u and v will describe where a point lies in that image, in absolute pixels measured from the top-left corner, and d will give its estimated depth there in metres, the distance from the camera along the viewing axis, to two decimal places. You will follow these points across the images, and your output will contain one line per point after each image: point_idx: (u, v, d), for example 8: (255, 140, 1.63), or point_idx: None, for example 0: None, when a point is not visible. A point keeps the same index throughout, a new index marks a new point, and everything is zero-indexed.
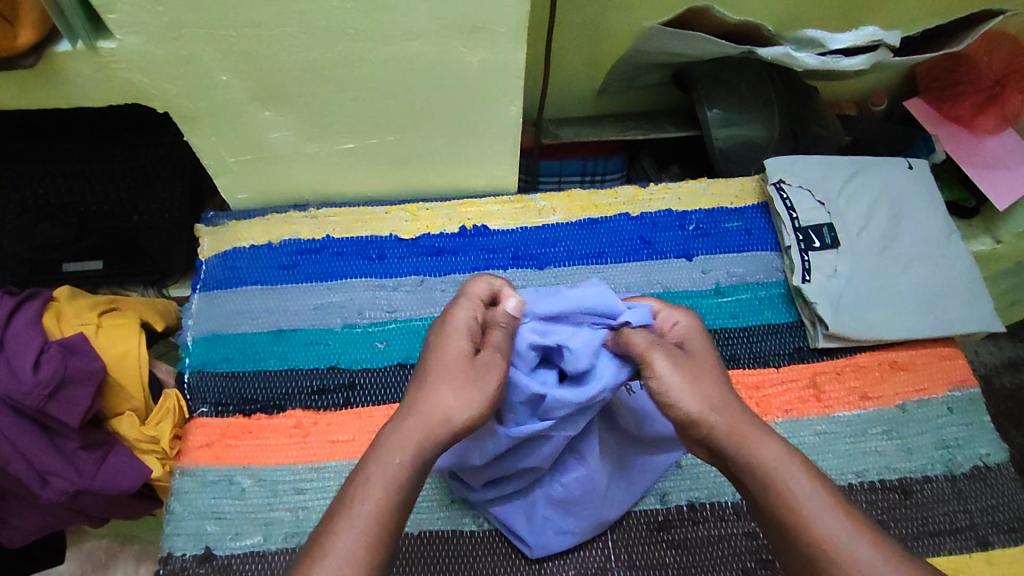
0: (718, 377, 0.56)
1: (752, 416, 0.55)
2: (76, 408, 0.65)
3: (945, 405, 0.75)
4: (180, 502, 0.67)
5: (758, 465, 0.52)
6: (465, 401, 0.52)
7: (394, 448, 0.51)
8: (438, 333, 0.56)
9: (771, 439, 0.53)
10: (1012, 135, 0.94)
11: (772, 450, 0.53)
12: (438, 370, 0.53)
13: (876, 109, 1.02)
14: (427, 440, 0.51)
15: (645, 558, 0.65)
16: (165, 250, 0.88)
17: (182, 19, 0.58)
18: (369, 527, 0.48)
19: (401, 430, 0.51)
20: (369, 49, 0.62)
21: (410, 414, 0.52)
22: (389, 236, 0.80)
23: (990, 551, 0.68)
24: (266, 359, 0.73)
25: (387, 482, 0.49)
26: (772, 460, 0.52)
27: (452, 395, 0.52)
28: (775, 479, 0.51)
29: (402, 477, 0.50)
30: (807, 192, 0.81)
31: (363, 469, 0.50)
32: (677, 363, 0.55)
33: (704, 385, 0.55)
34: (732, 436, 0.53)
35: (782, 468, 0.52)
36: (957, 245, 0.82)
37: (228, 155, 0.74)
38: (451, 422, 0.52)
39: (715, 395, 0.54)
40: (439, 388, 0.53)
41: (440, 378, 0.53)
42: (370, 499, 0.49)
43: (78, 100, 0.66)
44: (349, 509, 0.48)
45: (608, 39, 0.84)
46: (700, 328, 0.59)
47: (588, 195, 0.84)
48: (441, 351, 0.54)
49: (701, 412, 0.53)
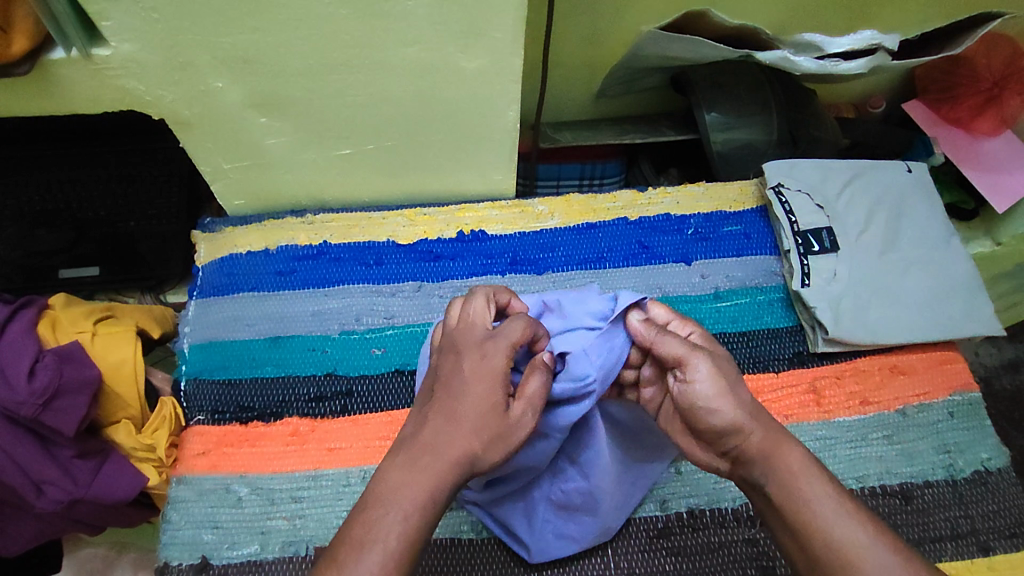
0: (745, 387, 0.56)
1: (777, 426, 0.54)
2: (71, 417, 0.65)
3: (945, 409, 0.74)
4: (176, 511, 0.67)
5: (782, 474, 0.51)
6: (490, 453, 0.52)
7: None
8: (472, 369, 0.54)
9: (794, 446, 0.53)
10: (1012, 137, 0.94)
11: (796, 458, 0.52)
12: (467, 415, 0.52)
13: (875, 111, 1.00)
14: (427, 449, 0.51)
15: (645, 565, 0.65)
16: (162, 257, 0.87)
17: (177, 26, 0.57)
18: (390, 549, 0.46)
19: (422, 464, 0.50)
20: (365, 55, 0.62)
21: (431, 453, 0.50)
22: (386, 241, 0.80)
23: (991, 557, 0.67)
24: (263, 366, 0.73)
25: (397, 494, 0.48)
26: (795, 466, 0.51)
27: (481, 444, 0.51)
28: (796, 484, 0.50)
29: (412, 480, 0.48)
30: (806, 196, 0.81)
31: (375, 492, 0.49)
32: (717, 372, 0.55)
33: (740, 391, 0.55)
34: (762, 446, 0.52)
35: (799, 477, 0.51)
36: (957, 248, 0.82)
37: (224, 162, 0.74)
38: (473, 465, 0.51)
39: (751, 403, 0.54)
40: (468, 434, 0.51)
41: (468, 423, 0.52)
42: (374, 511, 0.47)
43: (73, 107, 0.66)
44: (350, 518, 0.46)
45: (606, 43, 0.84)
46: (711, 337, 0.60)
47: (586, 200, 0.84)
48: (472, 392, 0.53)
49: (740, 418, 0.53)
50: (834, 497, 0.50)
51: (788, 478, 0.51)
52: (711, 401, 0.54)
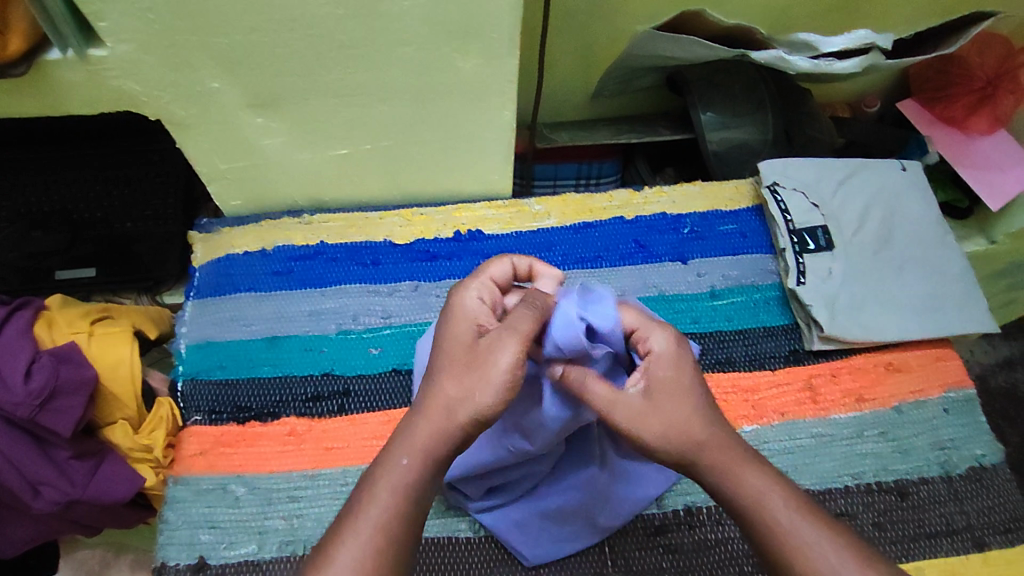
0: (692, 402, 0.52)
1: (739, 444, 0.52)
2: (69, 417, 0.65)
3: (941, 406, 0.75)
4: (173, 511, 0.67)
5: (739, 499, 0.50)
6: (467, 391, 0.49)
7: (404, 449, 0.49)
8: (444, 321, 0.54)
9: (753, 466, 0.51)
10: (1005, 137, 0.94)
11: (755, 479, 0.51)
12: (442, 360, 0.52)
13: (869, 111, 1.02)
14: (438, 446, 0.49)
15: (641, 563, 0.65)
16: (159, 258, 0.88)
17: (173, 26, 0.57)
18: (375, 529, 0.46)
19: (412, 435, 0.49)
20: (360, 55, 0.62)
21: (415, 413, 0.51)
22: (384, 241, 0.80)
23: (986, 553, 0.68)
24: (260, 366, 0.73)
25: (394, 479, 0.48)
26: (752, 491, 0.50)
27: (455, 386, 0.50)
28: (755, 509, 0.50)
29: (415, 481, 0.48)
30: (802, 194, 0.81)
31: (372, 474, 0.49)
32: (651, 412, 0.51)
33: (691, 427, 0.51)
34: (716, 469, 0.51)
35: (760, 500, 0.50)
36: (950, 247, 0.82)
37: (221, 162, 0.74)
38: (456, 420, 0.49)
39: (697, 432, 0.51)
40: (443, 379, 0.50)
41: (445, 370, 0.51)
42: (377, 503, 0.47)
43: (69, 108, 0.66)
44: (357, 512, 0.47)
45: (602, 43, 0.84)
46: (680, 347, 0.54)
47: (583, 199, 0.84)
48: (445, 341, 0.52)
49: (687, 451, 0.51)
50: (798, 518, 0.49)
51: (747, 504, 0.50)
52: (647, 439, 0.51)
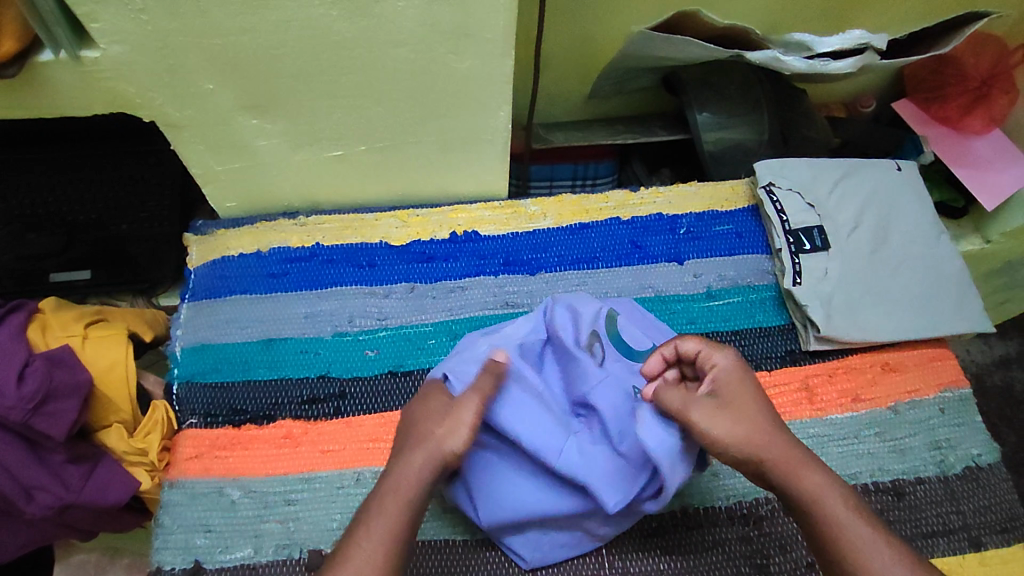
0: (757, 407, 0.57)
1: (801, 447, 0.57)
2: (62, 421, 0.65)
3: (937, 405, 0.75)
4: (168, 515, 0.66)
5: (799, 496, 0.54)
6: (452, 430, 0.55)
7: (401, 477, 0.54)
8: (415, 400, 0.60)
9: (813, 468, 0.55)
10: (1000, 136, 0.95)
11: (814, 480, 0.55)
12: (422, 420, 0.57)
13: (865, 111, 1.03)
14: (426, 467, 0.54)
15: (639, 565, 0.65)
16: (155, 260, 0.87)
17: (166, 28, 0.57)
18: (382, 544, 0.51)
19: (404, 467, 0.54)
20: (355, 57, 0.62)
21: (405, 455, 0.55)
22: (380, 243, 0.80)
23: (983, 552, 0.68)
24: (255, 369, 0.73)
25: (396, 501, 0.53)
26: (813, 489, 0.54)
27: (441, 428, 0.55)
28: (815, 507, 0.54)
29: (413, 500, 0.53)
30: (797, 195, 0.81)
31: (375, 497, 0.53)
32: (716, 413, 0.56)
33: (761, 425, 0.57)
34: (779, 469, 0.55)
35: (820, 499, 0.54)
36: (945, 246, 0.83)
37: (216, 164, 0.73)
38: (445, 452, 0.54)
39: (762, 432, 0.56)
40: (428, 429, 0.56)
41: (426, 420, 0.57)
42: (385, 516, 0.52)
43: (62, 110, 0.65)
44: (365, 523, 0.52)
45: (597, 42, 0.84)
46: (742, 364, 0.60)
47: (579, 200, 0.84)
48: (418, 406, 0.59)
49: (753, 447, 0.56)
50: (855, 519, 0.53)
51: (807, 501, 0.54)
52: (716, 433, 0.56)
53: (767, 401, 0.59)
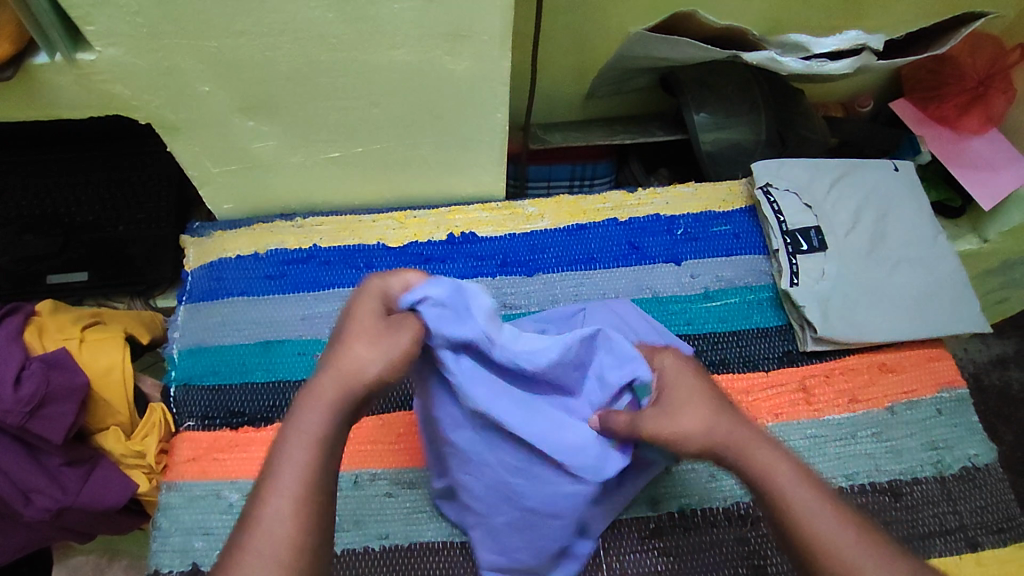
0: (703, 402, 0.55)
1: (755, 426, 0.55)
2: (59, 424, 0.65)
3: (934, 406, 0.75)
4: (166, 518, 0.66)
5: (749, 474, 0.52)
6: (375, 357, 0.50)
7: (314, 407, 0.48)
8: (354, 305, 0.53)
9: (764, 444, 0.53)
10: (997, 137, 0.95)
11: (765, 455, 0.52)
12: (349, 331, 0.51)
13: (862, 110, 1.02)
14: (344, 396, 0.49)
15: (635, 566, 0.65)
16: (152, 261, 0.87)
17: (161, 30, 0.57)
18: (298, 487, 0.46)
19: (314, 394, 0.49)
20: (351, 59, 0.62)
21: (319, 380, 0.49)
22: (377, 245, 0.80)
23: (979, 552, 0.68)
24: (253, 371, 0.73)
25: (309, 438, 0.47)
26: (763, 464, 0.52)
27: (365, 350, 0.50)
28: (766, 486, 0.51)
29: (326, 437, 0.48)
30: (795, 195, 0.81)
31: (285, 433, 0.48)
32: (657, 415, 0.54)
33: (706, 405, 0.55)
34: (728, 446, 0.53)
35: (771, 476, 0.51)
36: (942, 246, 0.83)
37: (213, 166, 0.73)
38: (362, 379, 0.49)
39: (704, 416, 0.54)
40: (350, 346, 0.50)
41: (348, 335, 0.51)
42: (297, 458, 0.46)
43: (57, 113, 0.65)
44: (276, 470, 0.46)
45: (595, 43, 0.84)
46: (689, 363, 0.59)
47: (577, 200, 0.84)
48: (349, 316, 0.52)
49: (699, 424, 0.54)
50: (807, 491, 0.50)
51: (762, 479, 0.51)
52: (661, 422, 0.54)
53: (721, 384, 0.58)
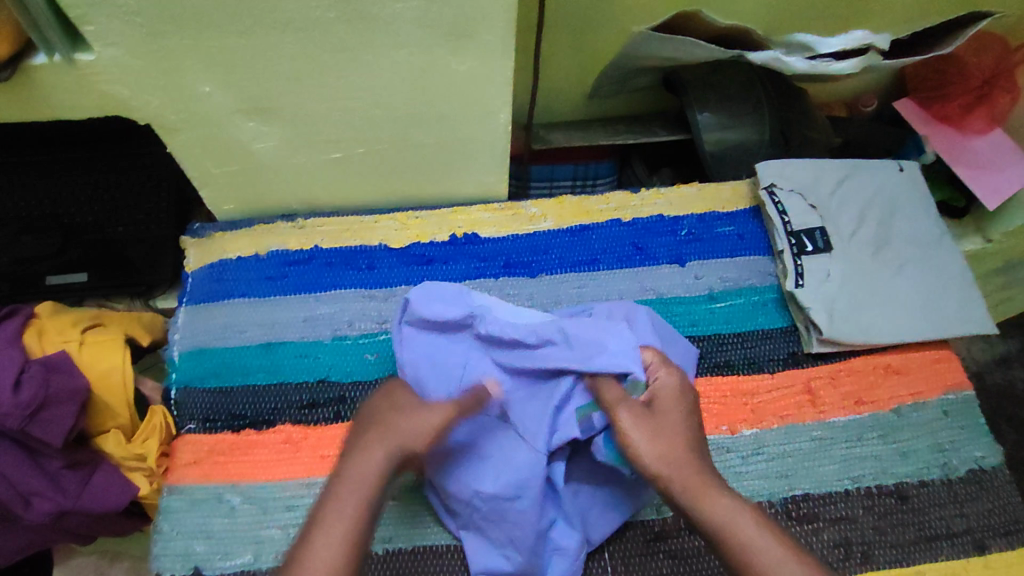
0: (677, 431, 0.57)
1: (715, 475, 0.56)
2: (59, 427, 0.64)
3: (940, 408, 0.74)
4: (168, 522, 0.66)
5: (707, 522, 0.52)
6: (416, 429, 0.55)
7: (358, 474, 0.52)
8: (380, 394, 0.59)
9: (723, 494, 0.54)
10: (1000, 136, 0.94)
11: (724, 505, 0.53)
12: (387, 410, 0.57)
13: (865, 110, 1.01)
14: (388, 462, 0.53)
15: (640, 569, 0.65)
16: (151, 262, 0.87)
17: (162, 30, 0.56)
18: (341, 544, 0.49)
19: (362, 460, 0.53)
20: (354, 59, 0.62)
21: (362, 450, 0.54)
22: (379, 246, 0.79)
23: (986, 555, 0.68)
24: (254, 373, 0.72)
25: (352, 504, 0.51)
26: (723, 514, 0.52)
27: (405, 425, 0.55)
28: (726, 534, 0.52)
29: (368, 502, 0.51)
30: (800, 196, 0.81)
31: (328, 496, 0.52)
32: (636, 424, 0.57)
33: (673, 441, 0.56)
34: (687, 491, 0.54)
35: (732, 526, 0.52)
36: (948, 247, 0.82)
37: (214, 167, 0.73)
38: (404, 446, 0.54)
39: (672, 453, 0.55)
40: (393, 422, 0.56)
41: (388, 414, 0.56)
42: (340, 520, 0.50)
43: (56, 113, 0.64)
44: (319, 528, 0.49)
45: (597, 42, 0.84)
46: (682, 385, 0.61)
47: (580, 201, 0.84)
48: (382, 402, 0.58)
49: (659, 464, 0.55)
50: (767, 541, 0.51)
51: (711, 528, 0.52)
52: (631, 444, 0.56)
53: (696, 423, 0.59)
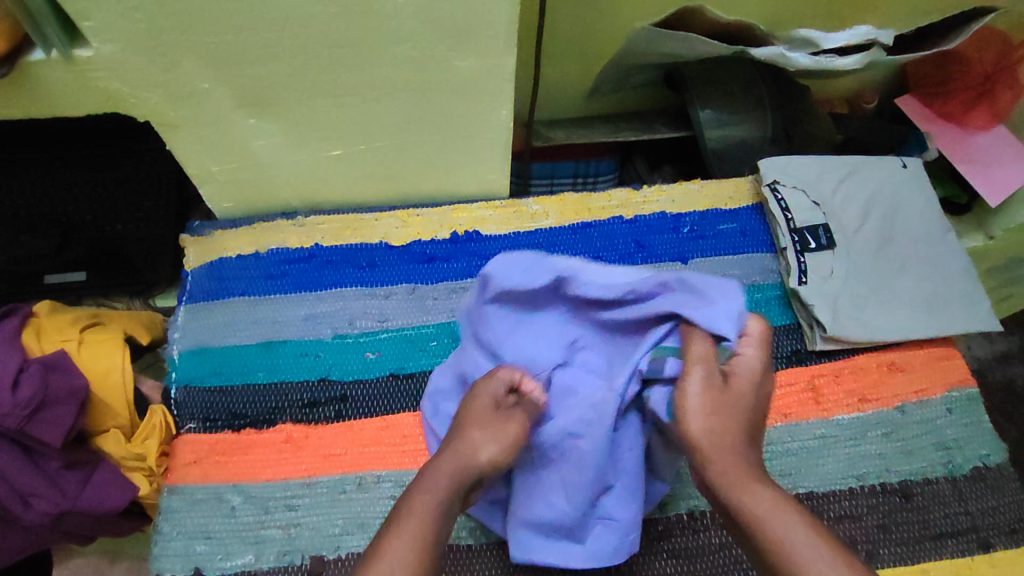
0: (745, 414, 0.56)
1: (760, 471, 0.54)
2: (59, 427, 0.63)
3: (944, 405, 0.74)
4: (167, 522, 0.65)
5: (743, 511, 0.51)
6: (495, 445, 0.56)
7: (429, 486, 0.53)
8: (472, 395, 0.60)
9: (764, 487, 0.52)
10: (1003, 131, 0.93)
11: (763, 497, 0.51)
12: (472, 418, 0.58)
13: (867, 107, 1.02)
14: (459, 477, 0.54)
15: (644, 569, 0.64)
16: (151, 261, 0.87)
17: (160, 26, 0.56)
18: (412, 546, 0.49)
19: (435, 472, 0.54)
20: (354, 55, 0.61)
21: (438, 463, 0.55)
22: (380, 244, 0.78)
23: (991, 553, 0.67)
24: (254, 372, 0.72)
25: (423, 509, 0.51)
26: (762, 506, 0.50)
27: (484, 439, 0.56)
28: (761, 524, 0.50)
29: (436, 511, 0.52)
30: (802, 192, 0.80)
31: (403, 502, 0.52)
32: (704, 390, 0.55)
33: (727, 418, 0.55)
34: (725, 475, 0.53)
35: (769, 518, 0.50)
36: (952, 243, 0.82)
37: (213, 164, 0.72)
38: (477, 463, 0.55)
39: (724, 430, 0.54)
40: (472, 433, 0.57)
41: (470, 426, 0.58)
42: (410, 524, 0.50)
43: (53, 110, 0.64)
44: (392, 531, 0.50)
45: (599, 38, 0.83)
46: (765, 368, 0.58)
47: (582, 199, 0.83)
48: (468, 407, 0.59)
49: (705, 439, 0.54)
50: (807, 537, 0.48)
51: (745, 517, 0.51)
52: (687, 409, 0.55)
53: (759, 411, 0.57)
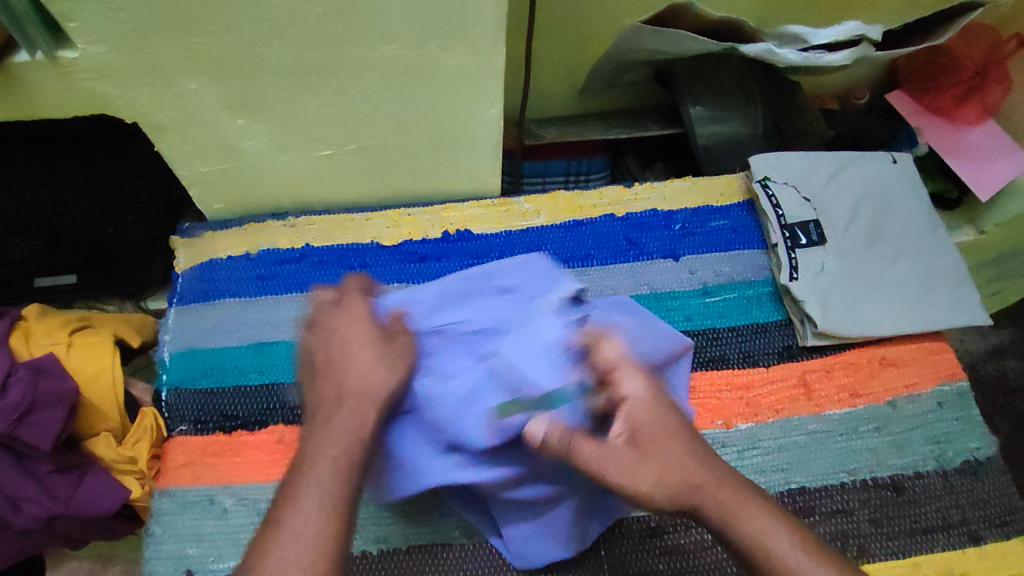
0: (676, 444, 0.54)
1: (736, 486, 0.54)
2: (48, 431, 0.63)
3: (935, 400, 0.74)
4: (159, 525, 0.65)
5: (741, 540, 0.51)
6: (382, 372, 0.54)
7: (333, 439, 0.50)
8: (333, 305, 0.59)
9: (751, 507, 0.52)
10: (993, 126, 0.94)
11: (756, 520, 0.52)
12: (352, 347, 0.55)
13: (858, 102, 1.02)
14: (359, 412, 0.52)
15: (637, 566, 0.64)
16: (142, 263, 0.89)
17: (146, 27, 0.56)
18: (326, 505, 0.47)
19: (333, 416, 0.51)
20: (341, 55, 0.61)
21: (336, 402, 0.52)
22: (371, 243, 0.78)
23: (981, 546, 0.68)
24: (245, 374, 0.71)
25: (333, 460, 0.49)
26: (755, 529, 0.51)
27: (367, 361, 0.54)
28: (761, 550, 0.50)
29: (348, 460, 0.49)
30: (793, 188, 0.81)
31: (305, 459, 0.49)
32: (620, 457, 0.51)
33: (671, 457, 0.53)
34: (715, 509, 0.52)
35: (766, 540, 0.51)
36: (942, 237, 0.82)
37: (202, 165, 0.72)
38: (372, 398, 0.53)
39: (671, 476, 0.52)
40: (352, 361, 0.54)
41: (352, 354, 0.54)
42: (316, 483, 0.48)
43: (39, 113, 0.63)
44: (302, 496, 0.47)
45: (589, 35, 0.83)
46: (652, 392, 0.55)
47: (573, 196, 0.83)
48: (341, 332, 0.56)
49: (666, 493, 0.52)
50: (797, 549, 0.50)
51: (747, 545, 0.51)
52: (612, 482, 0.51)
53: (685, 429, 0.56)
